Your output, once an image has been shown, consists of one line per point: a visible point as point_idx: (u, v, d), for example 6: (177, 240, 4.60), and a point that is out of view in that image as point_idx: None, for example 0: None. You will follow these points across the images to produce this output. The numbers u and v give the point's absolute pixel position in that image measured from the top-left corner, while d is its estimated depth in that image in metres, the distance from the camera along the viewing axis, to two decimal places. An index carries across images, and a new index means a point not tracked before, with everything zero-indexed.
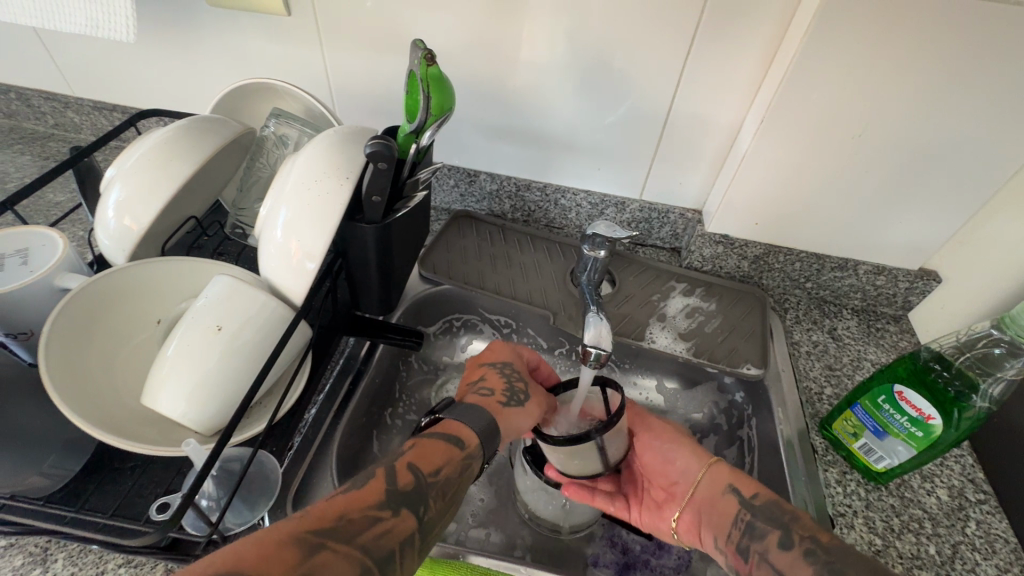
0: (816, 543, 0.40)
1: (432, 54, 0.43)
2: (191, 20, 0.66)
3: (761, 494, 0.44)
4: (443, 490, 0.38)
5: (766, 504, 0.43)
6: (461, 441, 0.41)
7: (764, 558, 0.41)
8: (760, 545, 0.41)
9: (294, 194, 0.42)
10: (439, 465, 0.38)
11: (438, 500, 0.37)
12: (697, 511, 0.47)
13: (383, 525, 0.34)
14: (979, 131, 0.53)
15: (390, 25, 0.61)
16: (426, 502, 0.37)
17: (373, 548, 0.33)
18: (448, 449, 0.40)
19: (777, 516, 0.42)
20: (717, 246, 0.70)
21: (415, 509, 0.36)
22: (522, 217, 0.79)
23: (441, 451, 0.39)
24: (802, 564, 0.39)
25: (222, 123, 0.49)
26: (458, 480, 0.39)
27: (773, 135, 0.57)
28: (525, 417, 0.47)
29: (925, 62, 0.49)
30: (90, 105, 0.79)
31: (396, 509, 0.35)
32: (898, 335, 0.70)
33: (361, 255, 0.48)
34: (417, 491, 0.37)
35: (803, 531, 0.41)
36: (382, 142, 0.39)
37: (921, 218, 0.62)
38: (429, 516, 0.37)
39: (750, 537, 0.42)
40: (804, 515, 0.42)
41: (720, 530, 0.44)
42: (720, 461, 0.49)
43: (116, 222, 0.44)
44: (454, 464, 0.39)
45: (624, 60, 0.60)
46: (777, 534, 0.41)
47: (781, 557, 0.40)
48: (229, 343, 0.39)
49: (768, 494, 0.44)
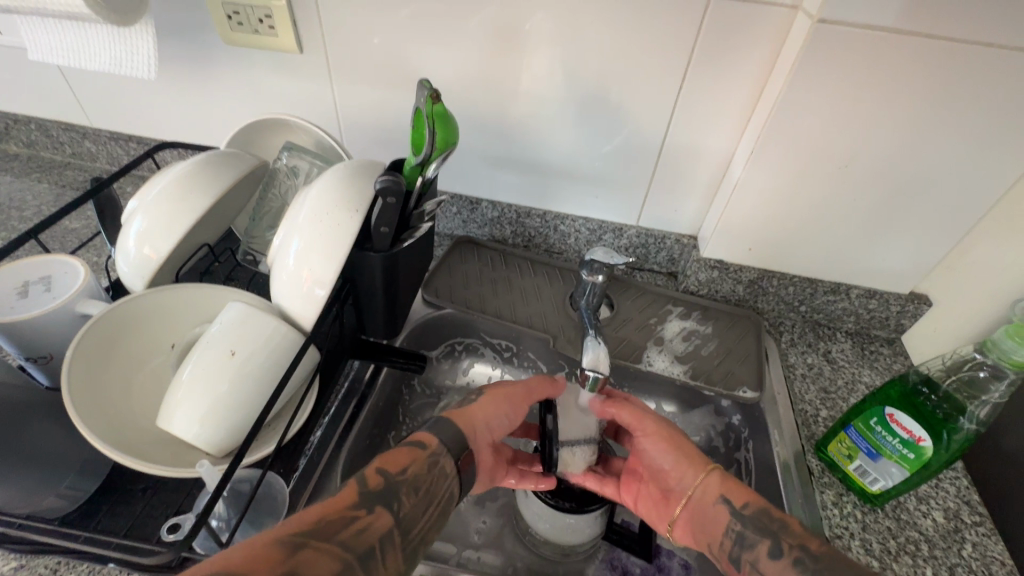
0: (804, 552, 0.40)
1: (437, 93, 0.46)
2: (206, 55, 0.69)
3: (751, 505, 0.45)
4: (414, 486, 0.39)
5: (756, 514, 0.44)
6: (421, 443, 0.42)
7: (755, 568, 0.42)
8: (750, 555, 0.42)
9: (306, 226, 0.44)
10: (405, 465, 0.40)
11: (412, 496, 0.39)
12: (689, 516, 0.48)
13: (361, 523, 0.36)
14: (958, 161, 0.55)
15: (397, 62, 0.65)
16: (399, 498, 0.38)
17: (352, 545, 0.34)
18: (410, 451, 0.41)
19: (766, 526, 0.43)
20: (712, 271, 0.72)
21: (389, 506, 0.38)
22: (523, 242, 0.81)
23: (404, 454, 0.41)
24: (791, 572, 0.40)
25: (238, 157, 0.52)
26: (428, 477, 0.40)
27: (763, 165, 0.60)
28: (484, 409, 0.49)
29: (904, 96, 0.52)
30: (107, 135, 0.82)
31: (370, 507, 0.37)
32: (892, 358, 0.72)
33: (368, 282, 0.50)
34: (388, 489, 0.38)
35: (792, 539, 0.41)
36: (391, 178, 0.42)
37: (908, 244, 0.64)
38: (406, 510, 0.38)
39: (741, 547, 0.43)
40: (793, 524, 0.43)
41: (712, 539, 0.46)
42: (717, 470, 0.48)
43: (137, 251, 0.47)
44: (419, 462, 0.41)
45: (620, 93, 0.63)
46: (767, 545, 0.42)
47: (771, 567, 0.41)
48: (242, 367, 0.41)
49: (758, 503, 0.45)
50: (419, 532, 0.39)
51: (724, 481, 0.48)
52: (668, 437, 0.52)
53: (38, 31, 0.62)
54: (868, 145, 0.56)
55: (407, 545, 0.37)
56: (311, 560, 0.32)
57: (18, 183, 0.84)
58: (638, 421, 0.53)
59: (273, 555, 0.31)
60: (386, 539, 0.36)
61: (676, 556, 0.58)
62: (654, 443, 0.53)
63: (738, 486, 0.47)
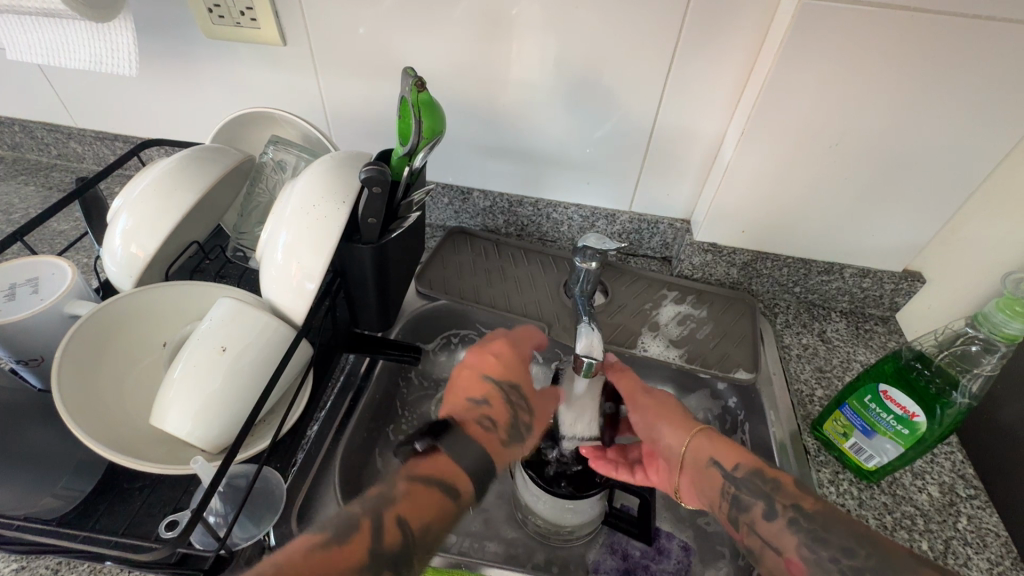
0: (799, 512, 0.42)
1: (422, 81, 0.46)
2: (189, 51, 0.68)
3: (742, 466, 0.46)
4: (427, 547, 0.40)
5: (748, 475, 0.45)
6: (456, 491, 0.42)
7: (753, 529, 0.43)
8: (748, 517, 0.44)
9: (293, 219, 0.44)
10: (428, 521, 0.40)
11: (423, 559, 0.39)
12: (687, 483, 0.49)
13: None
14: (954, 135, 0.55)
15: (382, 52, 0.64)
16: (411, 561, 0.38)
17: None
18: (442, 500, 0.41)
19: (760, 488, 0.44)
20: (705, 254, 0.72)
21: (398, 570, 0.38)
22: (516, 231, 0.81)
23: (435, 503, 0.41)
24: (786, 532, 0.41)
25: (223, 153, 0.51)
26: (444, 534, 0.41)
27: (754, 146, 0.60)
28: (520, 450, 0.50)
29: (893, 72, 0.52)
30: (92, 135, 0.81)
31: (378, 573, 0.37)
32: (886, 336, 0.72)
33: (358, 274, 0.50)
34: (403, 550, 0.38)
35: (787, 500, 0.43)
36: (376, 168, 0.41)
37: (904, 219, 0.63)
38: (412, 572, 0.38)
39: (738, 510, 0.44)
40: (787, 483, 0.44)
41: (709, 500, 0.46)
42: (704, 431, 0.49)
43: (123, 250, 0.46)
44: (445, 519, 0.41)
45: (610, 76, 0.62)
46: (761, 506, 0.43)
47: (767, 527, 0.42)
48: (234, 363, 0.41)
49: (749, 463, 0.46)
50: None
51: (714, 442, 0.48)
52: (658, 406, 0.53)
53: (16, 30, 0.61)
54: (860, 123, 0.56)
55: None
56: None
57: (4, 187, 0.83)
58: (633, 390, 0.56)
59: None
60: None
61: (676, 538, 0.59)
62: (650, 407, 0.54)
63: (727, 445, 0.47)
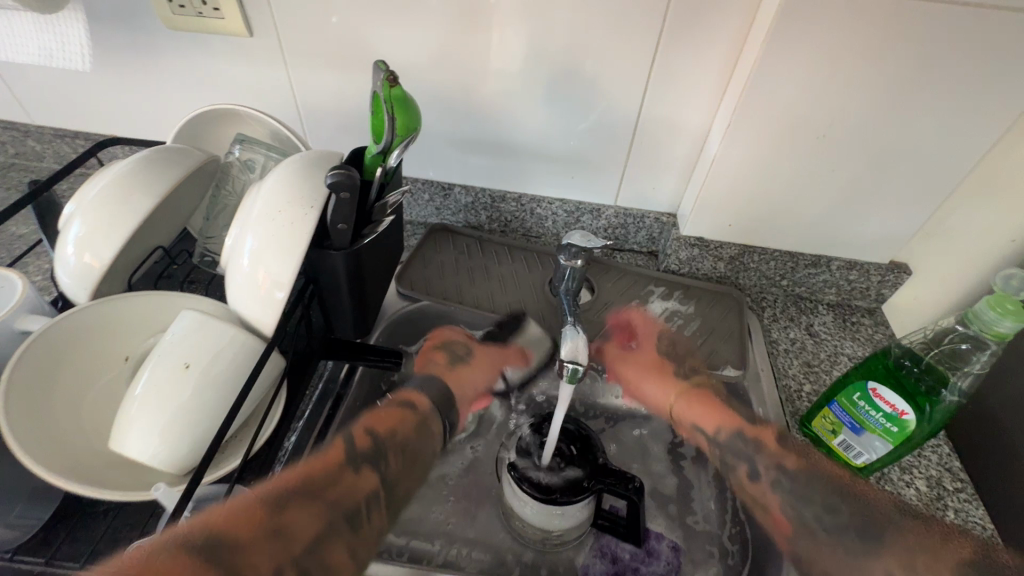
0: (782, 472, 0.45)
1: (393, 75, 0.43)
2: (149, 43, 0.65)
3: (724, 430, 0.50)
4: (401, 445, 0.42)
5: (730, 439, 0.49)
6: (410, 404, 0.46)
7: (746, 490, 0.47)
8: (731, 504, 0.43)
9: (259, 224, 0.41)
10: (394, 428, 0.43)
11: (398, 457, 0.42)
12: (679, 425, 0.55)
13: (346, 485, 0.38)
14: (943, 124, 0.54)
15: (354, 42, 0.61)
16: (387, 458, 0.41)
17: (337, 505, 0.37)
18: (401, 412, 0.45)
19: None
20: (692, 249, 0.71)
21: (375, 467, 0.40)
22: (499, 228, 0.78)
23: (394, 415, 0.44)
24: (770, 492, 0.45)
25: (186, 154, 0.49)
26: (416, 440, 0.43)
27: (741, 139, 0.58)
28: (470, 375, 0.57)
29: (881, 61, 0.50)
30: (51, 132, 0.76)
31: (355, 469, 0.39)
32: (873, 328, 0.71)
33: (332, 280, 0.48)
34: (375, 449, 0.41)
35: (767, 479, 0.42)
36: (344, 172, 0.39)
37: (892, 209, 0.62)
38: (392, 473, 0.41)
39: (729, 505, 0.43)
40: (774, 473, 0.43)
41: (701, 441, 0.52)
42: (691, 387, 0.56)
43: (77, 259, 0.43)
44: (409, 425, 0.44)
45: (593, 66, 0.60)
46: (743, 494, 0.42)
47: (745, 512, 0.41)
48: (198, 380, 0.38)
49: (731, 429, 0.49)
50: (404, 494, 0.41)
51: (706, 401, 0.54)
52: (653, 362, 0.62)
53: None
54: (847, 113, 0.55)
55: (393, 508, 0.40)
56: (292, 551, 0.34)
57: None
58: (627, 354, 0.64)
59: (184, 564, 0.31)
60: (364, 519, 0.38)
61: (666, 539, 0.58)
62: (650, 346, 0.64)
63: (718, 409, 0.52)
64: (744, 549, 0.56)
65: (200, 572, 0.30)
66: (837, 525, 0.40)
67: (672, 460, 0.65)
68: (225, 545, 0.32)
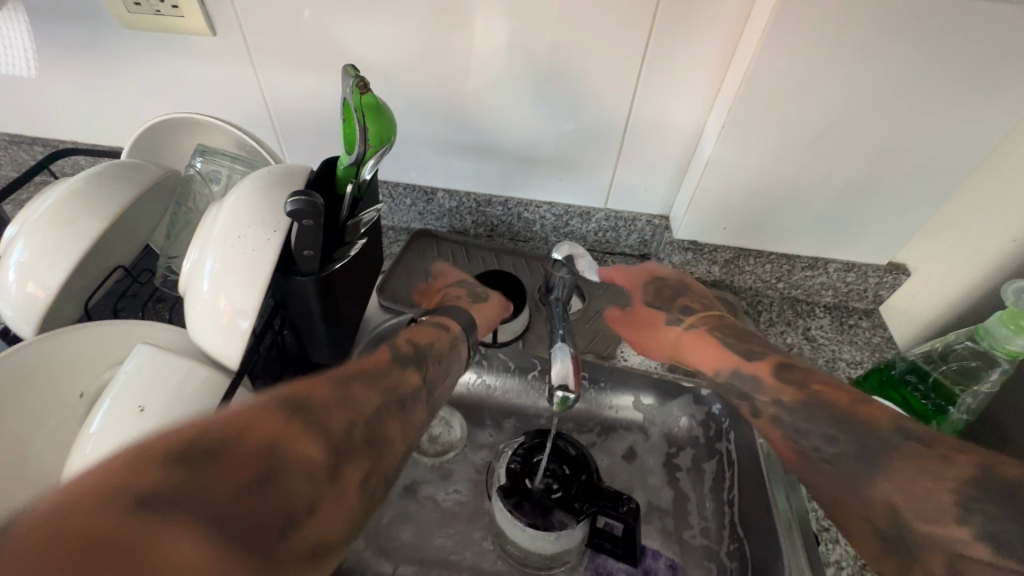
0: (780, 407, 0.42)
1: (365, 81, 0.40)
2: (105, 43, 0.60)
3: (722, 368, 0.47)
4: (437, 357, 0.43)
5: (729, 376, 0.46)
6: (444, 326, 0.48)
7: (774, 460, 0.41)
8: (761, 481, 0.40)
9: (218, 248, 0.38)
10: (432, 341, 0.45)
11: (435, 366, 0.42)
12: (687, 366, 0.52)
13: (394, 378, 0.37)
14: (948, 124, 0.51)
15: (325, 41, 0.57)
16: (426, 365, 0.41)
17: (390, 392, 0.36)
18: (435, 331, 0.47)
19: None
20: (686, 253, 0.68)
21: (418, 368, 0.40)
22: (485, 232, 0.75)
23: (430, 333, 0.46)
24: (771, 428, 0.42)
25: (140, 170, 0.45)
26: (448, 355, 0.45)
27: (736, 139, 0.56)
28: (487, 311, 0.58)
29: (884, 56, 0.47)
30: (5, 139, 0.71)
31: (403, 367, 0.39)
32: (871, 331, 0.69)
33: (302, 306, 0.44)
34: (415, 356, 0.41)
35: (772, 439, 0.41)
36: (308, 198, 0.36)
37: (893, 209, 0.60)
38: (430, 377, 0.41)
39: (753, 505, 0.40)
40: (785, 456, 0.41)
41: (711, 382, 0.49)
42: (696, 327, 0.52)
43: (18, 288, 0.40)
44: (443, 340, 0.46)
45: (580, 64, 0.57)
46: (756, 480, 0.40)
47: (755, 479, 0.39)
48: (153, 423, 0.36)
49: (728, 365, 0.47)
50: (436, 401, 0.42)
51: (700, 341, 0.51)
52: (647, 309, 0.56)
53: None
54: (848, 112, 0.52)
55: (430, 407, 0.40)
56: (361, 417, 0.32)
57: None
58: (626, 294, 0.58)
59: (265, 416, 0.28)
60: (415, 406, 0.37)
61: (663, 556, 0.56)
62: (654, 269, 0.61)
63: (712, 345, 0.49)
64: (743, 566, 0.55)
65: (287, 428, 0.28)
66: (837, 453, 0.37)
67: (668, 472, 0.63)
68: (295, 406, 0.30)
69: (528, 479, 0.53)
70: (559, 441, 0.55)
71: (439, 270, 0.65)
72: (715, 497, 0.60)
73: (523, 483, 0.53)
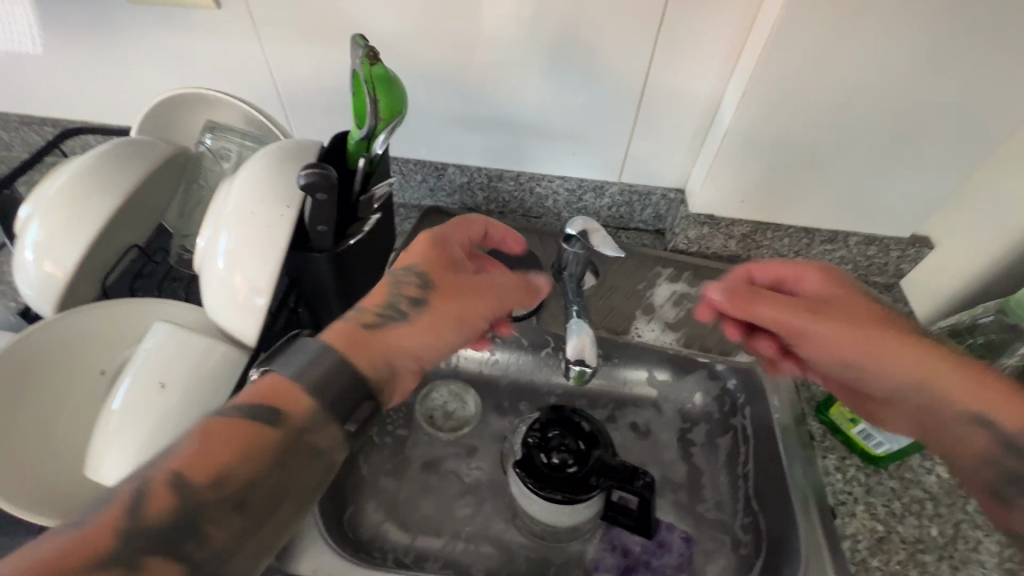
0: None
1: (374, 51, 0.39)
2: (109, 19, 0.59)
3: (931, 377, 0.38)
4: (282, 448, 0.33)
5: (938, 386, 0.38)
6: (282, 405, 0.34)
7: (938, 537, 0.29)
8: None
9: (233, 224, 0.38)
10: (276, 420, 0.34)
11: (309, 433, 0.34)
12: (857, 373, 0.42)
13: (264, 437, 0.33)
14: (981, 86, 0.49)
15: (329, 11, 0.56)
16: (297, 428, 0.34)
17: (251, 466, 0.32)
18: (278, 398, 0.34)
19: None
20: (702, 227, 0.67)
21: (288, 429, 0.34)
22: (497, 208, 0.74)
23: (271, 405, 0.34)
24: None
25: (152, 147, 0.45)
26: (299, 453, 0.34)
27: (756, 108, 0.54)
28: (411, 336, 0.40)
29: (916, 14, 0.45)
30: (16, 120, 0.71)
31: (274, 426, 0.34)
32: (892, 305, 0.68)
33: (317, 282, 0.44)
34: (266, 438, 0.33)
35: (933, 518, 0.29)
36: (320, 171, 0.35)
37: (918, 179, 0.58)
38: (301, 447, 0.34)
39: None
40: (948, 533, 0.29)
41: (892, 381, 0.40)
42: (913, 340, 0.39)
43: (37, 268, 0.40)
44: (289, 426, 0.34)
45: (592, 31, 0.55)
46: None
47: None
48: (176, 398, 0.36)
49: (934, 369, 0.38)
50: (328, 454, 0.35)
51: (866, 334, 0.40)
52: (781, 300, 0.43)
53: None
54: (874, 76, 0.49)
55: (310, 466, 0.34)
56: (264, 451, 0.33)
57: None
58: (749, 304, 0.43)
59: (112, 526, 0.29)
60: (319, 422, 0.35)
61: (677, 530, 0.57)
62: (798, 284, 0.46)
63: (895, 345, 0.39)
64: (759, 540, 0.55)
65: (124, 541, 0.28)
66: None
67: (682, 447, 0.63)
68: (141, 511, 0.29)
69: (540, 452, 0.53)
70: (573, 414, 0.56)
71: (434, 236, 0.46)
72: (730, 471, 0.60)
73: (533, 457, 0.53)
